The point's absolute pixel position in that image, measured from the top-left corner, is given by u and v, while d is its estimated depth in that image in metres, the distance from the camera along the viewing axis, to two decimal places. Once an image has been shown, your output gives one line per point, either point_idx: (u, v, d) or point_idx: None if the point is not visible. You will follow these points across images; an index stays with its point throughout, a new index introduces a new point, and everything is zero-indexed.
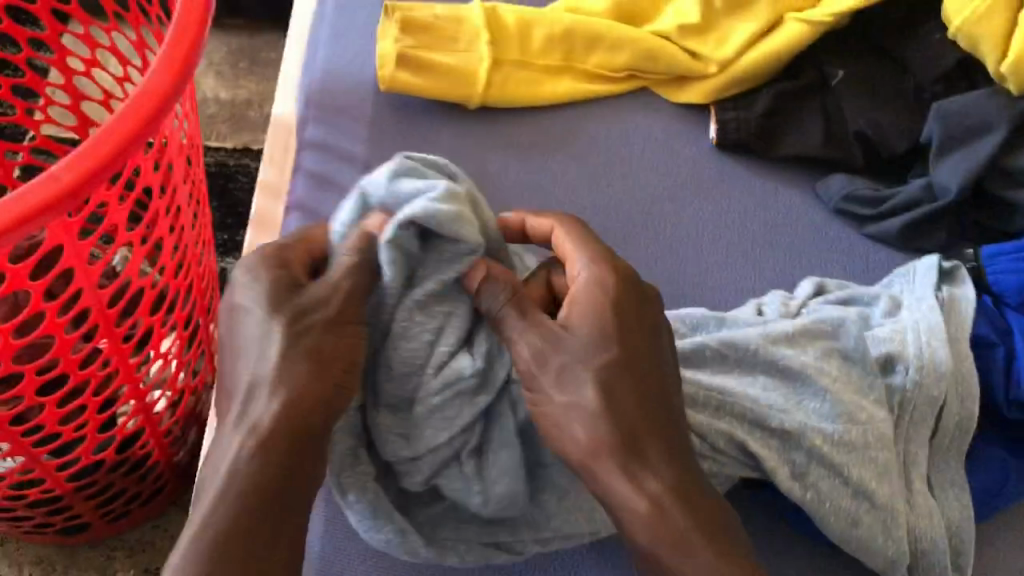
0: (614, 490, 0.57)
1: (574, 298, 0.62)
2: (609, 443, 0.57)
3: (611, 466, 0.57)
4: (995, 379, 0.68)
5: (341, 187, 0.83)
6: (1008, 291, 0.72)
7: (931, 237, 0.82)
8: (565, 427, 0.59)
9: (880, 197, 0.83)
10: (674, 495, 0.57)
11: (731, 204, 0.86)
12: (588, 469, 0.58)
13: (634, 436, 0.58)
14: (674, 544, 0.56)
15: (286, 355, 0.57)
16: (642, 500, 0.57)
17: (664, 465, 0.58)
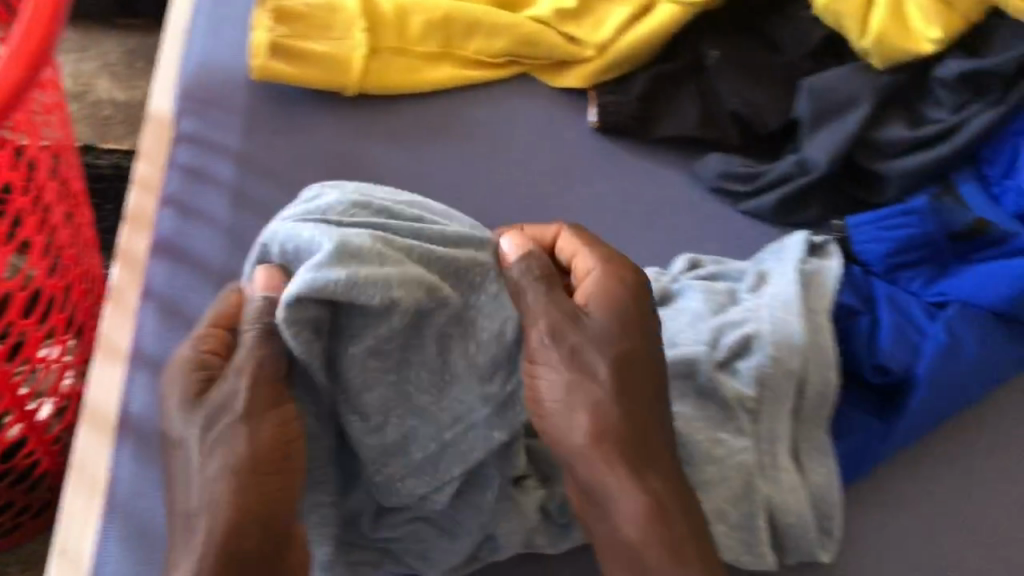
0: (609, 493, 0.58)
1: (593, 293, 0.63)
2: (619, 450, 0.58)
3: (612, 471, 0.57)
4: (859, 347, 0.70)
5: (217, 181, 0.82)
6: (870, 261, 0.74)
7: (804, 213, 0.83)
8: (567, 422, 0.59)
9: (754, 174, 0.84)
10: (667, 498, 0.57)
11: (613, 185, 0.86)
12: (583, 462, 0.58)
13: (645, 445, 0.58)
14: (671, 558, 0.56)
15: (220, 449, 0.55)
16: (640, 504, 0.57)
17: (663, 467, 0.58)
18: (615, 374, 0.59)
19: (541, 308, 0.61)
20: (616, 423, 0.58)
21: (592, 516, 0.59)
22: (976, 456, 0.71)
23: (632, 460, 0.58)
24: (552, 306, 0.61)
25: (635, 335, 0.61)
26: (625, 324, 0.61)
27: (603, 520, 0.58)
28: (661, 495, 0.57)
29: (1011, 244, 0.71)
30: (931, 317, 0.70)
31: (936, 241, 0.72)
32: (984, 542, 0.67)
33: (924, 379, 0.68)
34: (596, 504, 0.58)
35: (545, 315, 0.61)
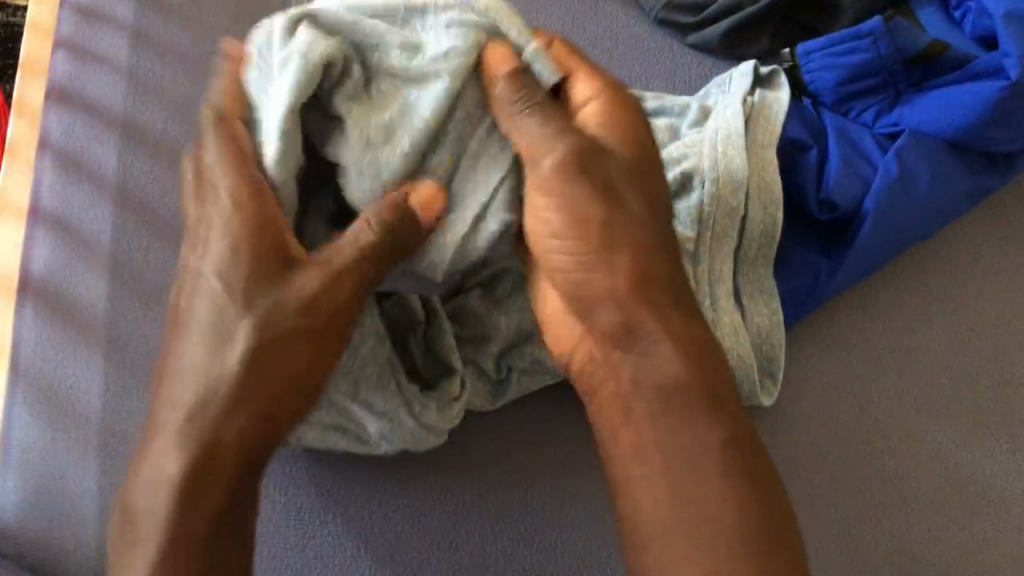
0: (646, 338, 0.52)
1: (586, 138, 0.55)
2: (649, 295, 0.52)
3: (646, 314, 0.52)
4: (807, 182, 0.66)
5: (116, 22, 0.74)
6: (819, 92, 0.69)
7: (755, 44, 0.78)
8: (592, 259, 0.53)
9: (700, 3, 0.78)
10: (680, 337, 0.52)
11: (551, 19, 0.79)
12: (611, 305, 0.52)
13: (655, 274, 0.53)
14: (703, 412, 0.50)
15: (251, 350, 0.49)
16: (675, 349, 0.51)
17: (669, 309, 0.52)
18: (642, 214, 0.54)
19: (549, 134, 0.53)
20: (645, 265, 0.53)
21: (611, 360, 0.53)
22: (928, 296, 0.68)
23: (669, 309, 0.52)
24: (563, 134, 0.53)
25: (653, 168, 0.55)
26: (642, 158, 0.55)
27: (627, 364, 0.52)
28: (697, 343, 0.52)
29: (971, 66, 0.66)
30: (882, 149, 0.67)
31: (890, 67, 0.68)
32: (933, 381, 0.65)
33: (873, 213, 0.64)
34: (627, 350, 0.52)
35: (564, 142, 0.53)
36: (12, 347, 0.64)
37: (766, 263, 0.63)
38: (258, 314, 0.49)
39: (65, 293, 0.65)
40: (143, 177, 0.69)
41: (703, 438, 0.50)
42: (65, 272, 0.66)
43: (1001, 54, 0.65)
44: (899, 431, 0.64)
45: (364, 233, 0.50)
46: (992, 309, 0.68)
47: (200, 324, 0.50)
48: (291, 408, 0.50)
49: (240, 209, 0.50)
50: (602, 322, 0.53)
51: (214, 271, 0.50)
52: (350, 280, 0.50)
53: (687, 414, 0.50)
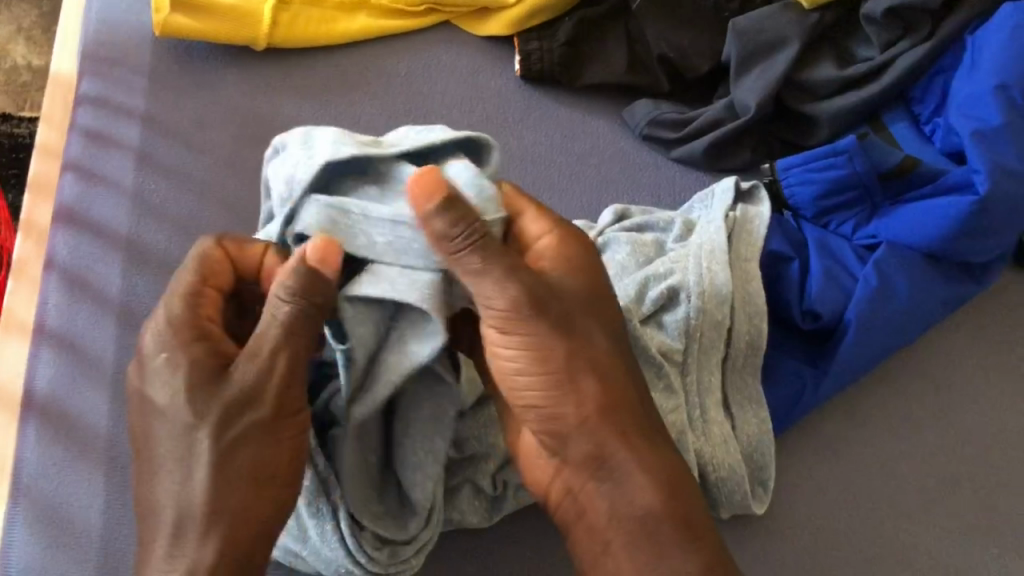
0: (620, 469, 0.52)
1: (541, 301, 0.52)
2: (624, 427, 0.52)
3: (619, 444, 0.52)
4: (790, 292, 0.68)
5: (122, 144, 0.77)
6: (799, 205, 0.72)
7: (734, 156, 0.81)
8: (556, 388, 0.52)
9: (684, 120, 0.82)
10: (674, 479, 0.52)
11: (540, 137, 0.83)
12: (583, 434, 0.52)
13: (632, 416, 0.53)
14: (675, 535, 0.51)
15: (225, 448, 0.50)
16: (653, 486, 0.52)
17: (645, 454, 0.52)
18: (598, 337, 0.54)
19: (497, 274, 0.51)
20: (614, 393, 0.53)
21: (587, 490, 0.53)
22: (913, 401, 0.70)
23: (636, 436, 0.53)
24: (497, 262, 0.51)
25: (603, 292, 0.55)
26: (587, 294, 0.55)
27: (601, 495, 0.52)
28: (674, 476, 0.52)
29: (942, 180, 0.69)
30: (862, 259, 0.69)
31: (865, 181, 0.71)
32: (921, 485, 0.67)
33: (855, 323, 0.66)
34: (602, 480, 0.52)
35: (505, 293, 0.51)
36: (14, 464, 0.65)
37: (756, 374, 0.65)
38: (210, 419, 0.50)
39: (67, 408, 0.66)
40: (146, 294, 0.71)
41: (662, 550, 0.51)
42: (68, 388, 0.67)
43: (971, 169, 0.68)
44: (890, 536, 0.65)
45: (279, 311, 0.51)
46: (975, 414, 0.69)
47: (164, 443, 0.50)
48: (275, 503, 0.51)
49: (183, 338, 0.52)
50: (569, 448, 0.53)
51: (160, 409, 0.51)
52: (282, 366, 0.51)
53: (655, 537, 0.51)
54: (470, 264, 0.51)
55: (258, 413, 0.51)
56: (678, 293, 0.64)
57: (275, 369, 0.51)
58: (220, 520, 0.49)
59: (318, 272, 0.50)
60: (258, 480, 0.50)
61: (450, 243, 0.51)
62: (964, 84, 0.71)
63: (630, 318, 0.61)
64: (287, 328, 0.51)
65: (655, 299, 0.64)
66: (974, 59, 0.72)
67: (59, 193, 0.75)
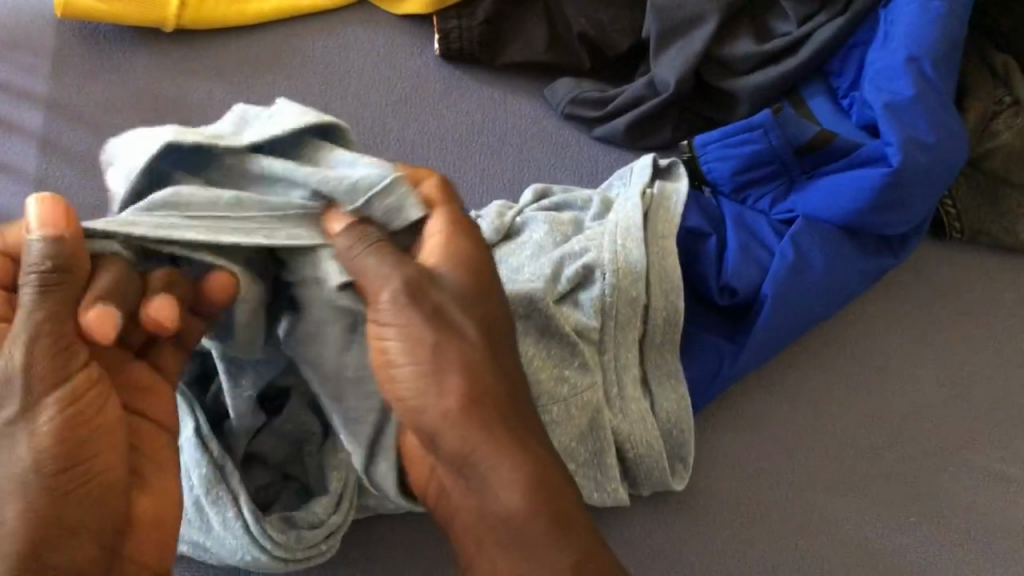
0: (484, 471, 0.46)
1: (419, 288, 0.49)
2: (485, 417, 0.46)
3: (479, 438, 0.46)
4: (707, 268, 0.68)
5: (24, 130, 0.75)
6: (717, 181, 0.72)
7: (656, 134, 0.81)
8: (423, 383, 0.47)
9: (605, 98, 0.81)
10: (542, 474, 0.46)
11: (460, 116, 0.81)
12: (448, 431, 0.46)
13: (510, 412, 0.47)
14: (550, 531, 0.45)
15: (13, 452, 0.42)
16: (517, 482, 0.45)
17: (514, 449, 0.46)
18: (472, 329, 0.48)
19: (384, 269, 0.49)
20: (486, 384, 0.47)
21: (460, 491, 0.48)
22: (832, 374, 0.70)
23: (502, 430, 0.46)
24: (387, 257, 0.50)
25: (491, 294, 0.51)
26: (474, 287, 0.50)
27: (472, 496, 0.47)
28: (546, 472, 0.46)
29: (857, 154, 0.69)
30: (778, 234, 0.69)
31: (781, 156, 0.70)
32: (840, 457, 0.67)
33: (772, 297, 0.66)
34: (468, 481, 0.47)
35: (393, 277, 0.49)
36: None
37: (674, 351, 0.65)
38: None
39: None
40: None
41: (529, 552, 0.45)
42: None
43: (884, 142, 0.68)
44: (809, 507, 0.65)
45: (26, 286, 0.43)
46: (892, 384, 0.70)
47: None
48: (99, 495, 0.44)
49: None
50: (443, 447, 0.47)
51: None
52: (46, 349, 0.43)
53: (524, 541, 0.45)
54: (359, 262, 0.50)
55: (13, 405, 0.43)
56: (594, 271, 0.63)
57: (43, 347, 0.43)
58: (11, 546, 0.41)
59: (55, 235, 0.43)
60: (52, 485, 0.42)
61: (350, 254, 0.50)
62: (878, 57, 0.72)
63: (544, 299, 0.59)
64: (42, 293, 0.43)
65: (571, 278, 0.63)
66: (887, 32, 0.72)
67: None
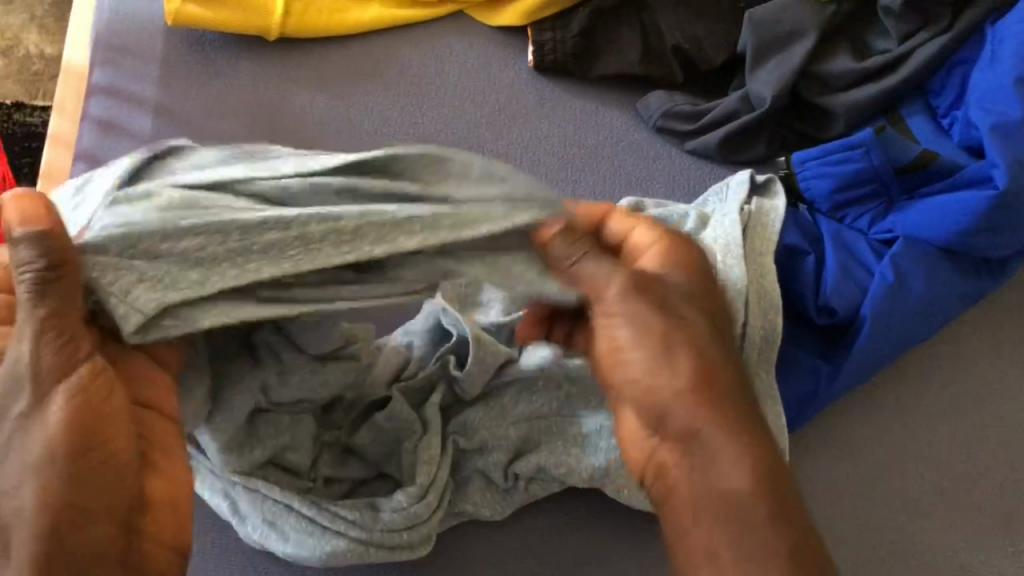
0: (708, 440, 0.46)
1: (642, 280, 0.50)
2: (706, 387, 0.48)
3: (710, 413, 0.47)
4: (805, 285, 0.68)
5: (133, 134, 0.77)
6: (815, 199, 0.71)
7: (749, 150, 0.80)
8: (656, 361, 0.49)
9: (698, 112, 0.81)
10: (770, 462, 0.46)
11: (552, 127, 0.82)
12: (678, 406, 0.48)
13: (727, 393, 0.48)
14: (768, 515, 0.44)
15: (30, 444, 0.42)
16: (749, 462, 0.45)
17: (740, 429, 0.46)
18: (695, 314, 0.50)
19: (587, 248, 0.50)
20: (710, 358, 0.49)
21: (682, 469, 0.47)
22: (927, 397, 0.69)
23: (733, 418, 0.47)
24: (600, 255, 0.51)
25: (711, 292, 0.52)
26: (697, 282, 0.52)
27: (695, 473, 0.47)
28: (773, 458, 0.46)
29: (959, 175, 0.69)
30: (876, 254, 0.69)
31: (882, 176, 0.70)
32: (934, 483, 0.66)
33: (870, 318, 0.66)
34: (694, 459, 0.47)
35: (606, 265, 0.50)
36: None
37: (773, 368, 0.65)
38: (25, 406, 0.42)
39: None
40: None
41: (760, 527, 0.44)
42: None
43: (988, 164, 0.67)
44: (901, 533, 0.64)
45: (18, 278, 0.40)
46: (991, 411, 0.69)
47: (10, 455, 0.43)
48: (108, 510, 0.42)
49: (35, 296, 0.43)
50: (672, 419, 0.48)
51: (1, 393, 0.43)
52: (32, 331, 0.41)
53: (743, 517, 0.44)
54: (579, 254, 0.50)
55: (53, 400, 0.41)
56: None
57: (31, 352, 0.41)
58: (43, 519, 0.41)
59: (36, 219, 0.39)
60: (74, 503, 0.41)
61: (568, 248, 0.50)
62: (983, 79, 0.71)
63: None
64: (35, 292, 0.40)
65: None
66: (994, 52, 0.71)
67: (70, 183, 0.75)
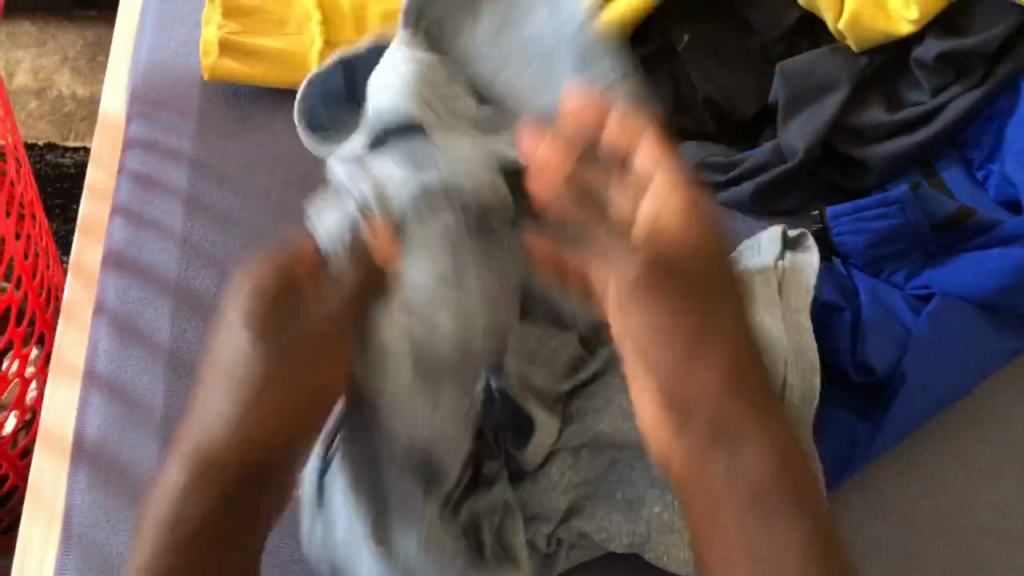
0: (740, 441, 0.51)
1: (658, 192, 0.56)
2: (739, 376, 0.53)
3: (721, 390, 0.53)
4: (841, 342, 0.67)
5: (170, 187, 0.78)
6: (850, 253, 0.71)
7: (781, 203, 0.80)
8: (724, 402, 0.52)
9: (730, 163, 0.81)
10: (772, 469, 0.51)
11: None
12: (704, 401, 0.53)
13: (740, 368, 0.53)
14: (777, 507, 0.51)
15: None
16: (755, 445, 0.51)
17: (755, 427, 0.52)
18: (727, 304, 0.55)
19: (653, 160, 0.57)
20: (734, 346, 0.54)
21: (701, 447, 0.52)
22: (966, 454, 0.68)
23: (751, 394, 0.53)
24: (662, 184, 0.56)
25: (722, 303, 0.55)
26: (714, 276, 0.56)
27: (712, 447, 0.52)
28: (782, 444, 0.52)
29: (997, 231, 0.69)
30: (914, 311, 0.68)
31: (918, 232, 0.70)
32: (976, 543, 0.65)
33: (909, 376, 0.65)
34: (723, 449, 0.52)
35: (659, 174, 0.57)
36: (64, 511, 0.65)
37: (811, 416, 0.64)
38: None
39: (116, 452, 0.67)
40: (194, 340, 0.72)
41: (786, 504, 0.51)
42: (117, 434, 0.68)
43: None
44: None
45: None
46: None
47: None
48: None
49: None
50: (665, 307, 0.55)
51: None
52: None
53: (769, 503, 0.50)
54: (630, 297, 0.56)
55: None
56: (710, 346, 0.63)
57: None
58: None
59: None
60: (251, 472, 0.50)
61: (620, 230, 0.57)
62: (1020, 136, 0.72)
63: None
64: None
65: None
66: None
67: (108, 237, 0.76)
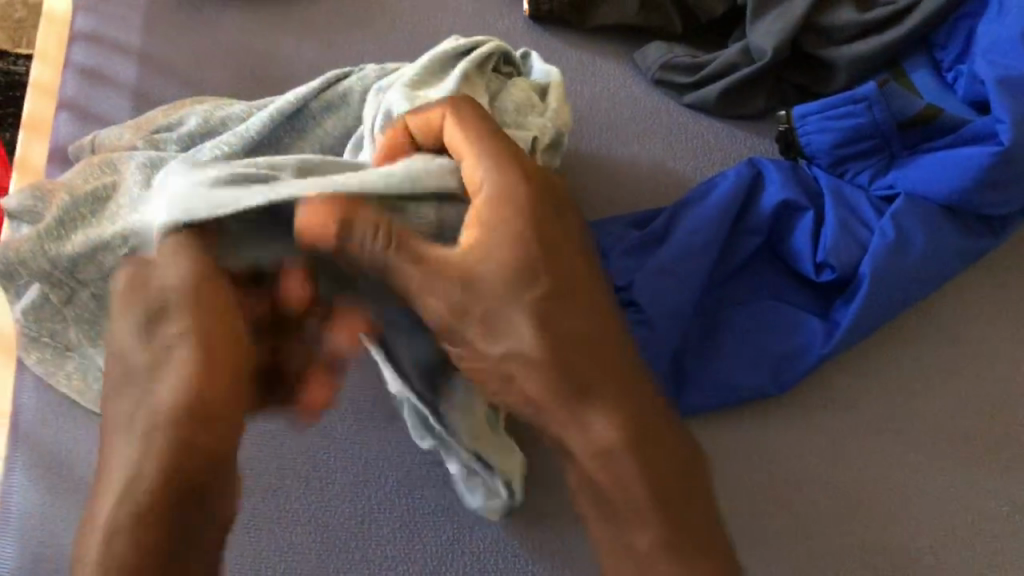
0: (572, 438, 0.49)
1: (486, 155, 0.53)
2: (586, 393, 0.49)
3: (597, 412, 0.49)
4: (803, 242, 0.67)
5: (116, 82, 0.75)
6: (815, 155, 0.70)
7: (749, 103, 0.78)
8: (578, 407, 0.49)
9: (697, 64, 0.79)
10: (624, 444, 0.48)
11: None
12: (535, 373, 0.50)
13: (586, 373, 0.49)
14: (663, 524, 0.47)
15: None
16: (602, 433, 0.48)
17: (601, 419, 0.49)
18: (591, 348, 0.50)
19: (484, 167, 0.53)
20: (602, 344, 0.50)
21: (564, 422, 0.49)
22: (922, 352, 0.68)
23: (609, 394, 0.49)
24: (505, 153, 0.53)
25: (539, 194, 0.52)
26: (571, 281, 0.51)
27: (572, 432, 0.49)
28: (641, 426, 0.49)
29: (964, 130, 0.68)
30: (877, 211, 0.68)
31: (885, 130, 0.68)
32: (929, 440, 0.65)
33: (869, 276, 0.65)
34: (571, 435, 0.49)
35: (490, 154, 0.53)
36: (12, 411, 0.64)
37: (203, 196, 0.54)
38: None
39: (47, 346, 0.65)
40: None
41: (673, 525, 0.47)
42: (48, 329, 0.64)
43: (994, 119, 0.66)
44: (896, 489, 0.63)
45: None
46: (988, 370, 0.68)
47: None
48: None
49: None
50: (471, 309, 0.51)
51: None
52: None
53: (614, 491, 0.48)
54: (466, 262, 0.51)
55: None
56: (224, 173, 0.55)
57: None
58: None
59: None
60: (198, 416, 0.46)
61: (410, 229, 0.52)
62: (988, 31, 0.70)
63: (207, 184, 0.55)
64: None
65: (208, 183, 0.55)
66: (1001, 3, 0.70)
67: (52, 133, 0.73)
